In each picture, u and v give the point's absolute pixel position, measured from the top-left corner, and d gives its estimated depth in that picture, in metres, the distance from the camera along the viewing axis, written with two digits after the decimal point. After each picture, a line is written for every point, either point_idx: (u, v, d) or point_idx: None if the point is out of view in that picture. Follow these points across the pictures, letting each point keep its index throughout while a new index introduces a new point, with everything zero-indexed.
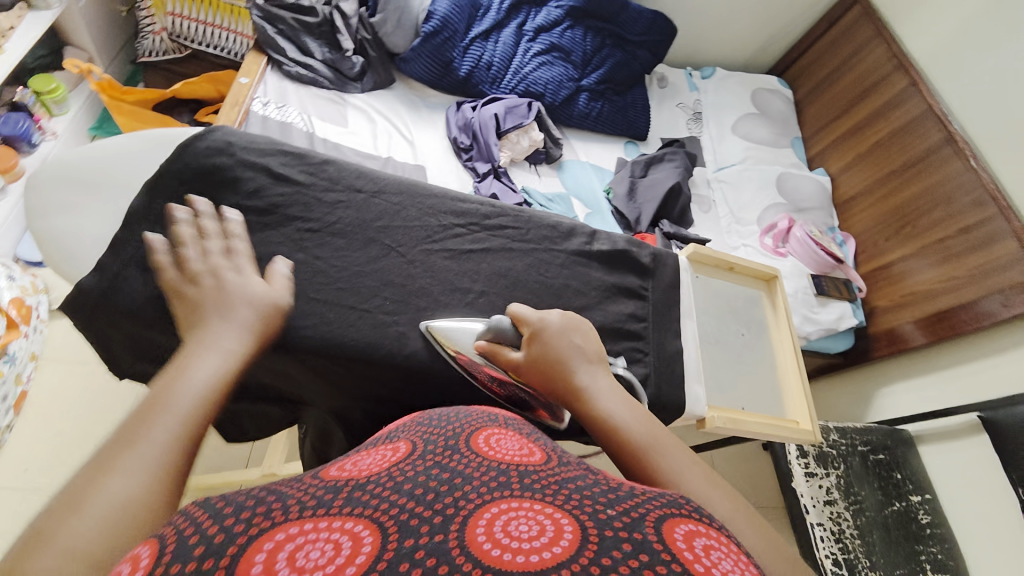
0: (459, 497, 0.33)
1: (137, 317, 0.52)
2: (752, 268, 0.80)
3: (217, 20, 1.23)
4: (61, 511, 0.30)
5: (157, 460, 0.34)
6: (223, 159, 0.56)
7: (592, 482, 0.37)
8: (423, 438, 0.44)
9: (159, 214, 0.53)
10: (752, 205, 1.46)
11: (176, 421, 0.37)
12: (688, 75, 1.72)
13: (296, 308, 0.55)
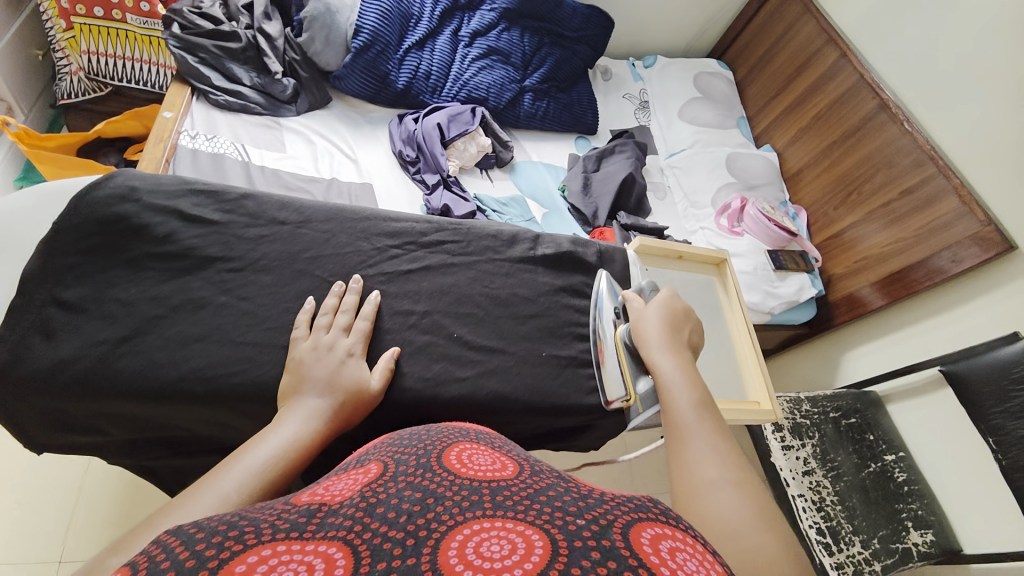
0: (431, 518, 0.31)
1: (47, 386, 0.48)
2: (699, 254, 0.81)
3: (136, 54, 1.17)
4: (191, 489, 0.38)
5: (262, 466, 0.41)
6: (128, 206, 0.53)
7: (564, 490, 0.36)
8: (394, 457, 0.40)
9: (57, 273, 0.50)
10: (704, 187, 1.47)
11: (285, 441, 0.44)
12: (631, 66, 1.74)
13: (224, 355, 0.52)
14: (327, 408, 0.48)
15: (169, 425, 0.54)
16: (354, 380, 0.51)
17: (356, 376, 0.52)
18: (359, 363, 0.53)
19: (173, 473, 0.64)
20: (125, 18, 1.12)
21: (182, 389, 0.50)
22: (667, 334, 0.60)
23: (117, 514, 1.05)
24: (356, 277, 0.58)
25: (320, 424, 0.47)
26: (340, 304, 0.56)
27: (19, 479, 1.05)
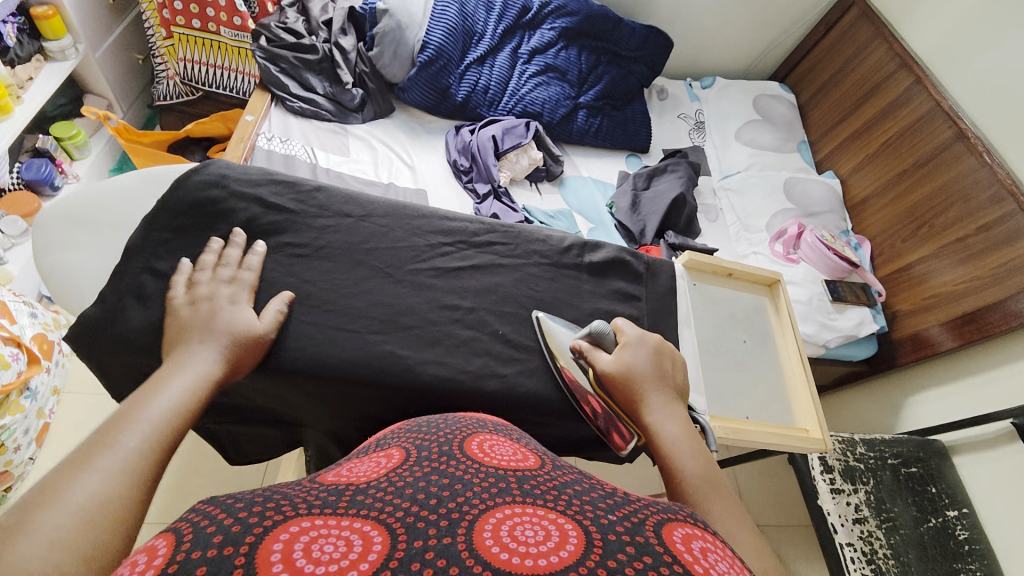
0: (463, 501, 0.34)
1: (134, 346, 0.53)
2: (751, 274, 0.76)
3: (226, 63, 1.29)
4: (117, 423, 0.41)
5: (186, 397, 0.45)
6: (217, 191, 0.58)
7: (588, 485, 0.39)
8: (416, 445, 0.43)
9: (154, 244, 0.55)
10: (760, 211, 1.42)
11: (201, 366, 0.47)
12: (688, 86, 1.73)
13: (284, 330, 0.55)
14: (217, 352, 0.49)
15: (231, 394, 0.57)
16: (241, 326, 0.51)
17: (241, 321, 0.51)
18: (247, 308, 0.53)
19: (228, 443, 0.68)
20: (219, 31, 1.24)
21: None
22: (658, 374, 0.55)
23: (173, 477, 1.07)
24: (238, 231, 0.57)
25: (212, 372, 0.48)
26: (227, 260, 0.55)
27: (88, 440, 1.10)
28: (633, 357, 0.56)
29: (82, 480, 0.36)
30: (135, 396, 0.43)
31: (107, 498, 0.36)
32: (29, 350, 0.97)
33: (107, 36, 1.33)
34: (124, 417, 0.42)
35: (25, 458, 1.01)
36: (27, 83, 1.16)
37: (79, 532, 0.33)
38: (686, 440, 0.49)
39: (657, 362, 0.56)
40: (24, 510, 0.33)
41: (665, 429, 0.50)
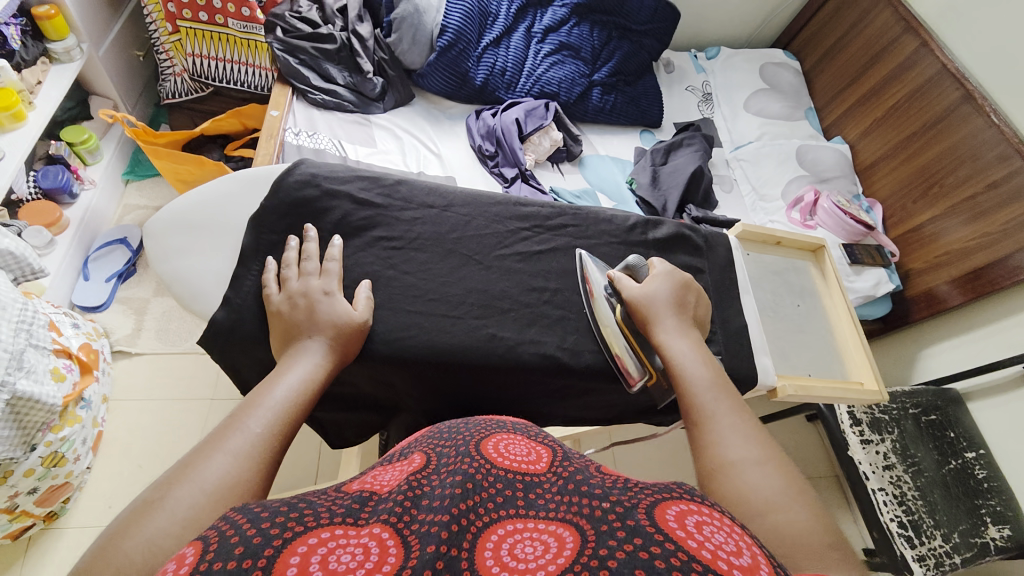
0: (471, 511, 0.35)
1: (264, 344, 0.54)
2: (798, 241, 0.81)
3: (235, 56, 1.25)
4: (245, 408, 0.43)
5: (302, 385, 0.46)
6: (312, 190, 0.59)
7: (597, 478, 0.40)
8: (436, 450, 0.43)
9: (269, 244, 0.57)
10: (774, 180, 1.46)
11: (317, 354, 0.49)
12: (694, 57, 1.74)
13: (395, 321, 0.57)
14: (325, 345, 0.50)
15: (342, 386, 0.60)
16: (340, 315, 0.52)
17: (340, 311, 0.52)
18: (339, 297, 0.53)
19: (328, 433, 0.71)
20: (227, 23, 1.20)
21: (366, 351, 0.56)
22: (677, 305, 0.60)
23: None
24: (311, 227, 0.57)
25: (326, 362, 0.49)
26: (308, 252, 0.55)
27: (143, 445, 1.10)
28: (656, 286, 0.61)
29: (212, 461, 0.37)
30: (262, 383, 0.45)
31: (234, 481, 0.37)
32: (79, 360, 0.96)
33: (107, 33, 1.27)
34: (251, 402, 0.43)
35: (83, 466, 1.01)
36: (38, 86, 1.11)
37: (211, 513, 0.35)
38: (695, 356, 0.55)
39: (683, 295, 0.61)
40: (165, 487, 0.35)
41: (674, 347, 0.56)
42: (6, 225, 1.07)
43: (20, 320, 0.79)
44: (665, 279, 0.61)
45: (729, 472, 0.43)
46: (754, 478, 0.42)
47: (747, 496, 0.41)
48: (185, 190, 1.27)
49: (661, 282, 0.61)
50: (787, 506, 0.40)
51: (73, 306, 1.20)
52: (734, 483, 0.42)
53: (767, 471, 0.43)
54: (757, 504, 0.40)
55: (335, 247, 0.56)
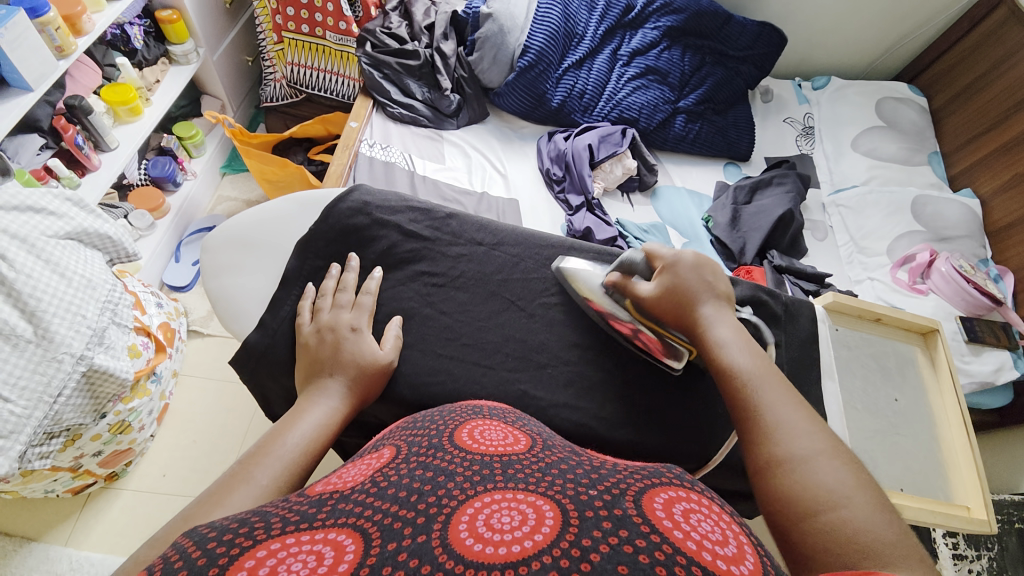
0: (442, 494, 0.31)
1: (289, 372, 0.56)
2: (904, 320, 0.71)
3: (330, 66, 1.32)
4: (254, 457, 0.42)
5: (314, 430, 0.45)
6: (362, 219, 0.61)
7: (575, 463, 0.37)
8: (407, 441, 0.40)
9: (309, 272, 0.59)
10: (878, 233, 1.28)
11: (337, 396, 0.49)
12: (797, 87, 1.58)
13: (426, 364, 0.57)
14: (344, 387, 0.49)
15: (366, 418, 0.60)
16: (366, 355, 0.52)
17: (365, 350, 0.52)
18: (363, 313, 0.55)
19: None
20: (325, 35, 1.27)
21: (392, 392, 0.56)
22: (706, 289, 0.52)
23: None
24: (354, 256, 0.59)
25: (342, 404, 0.48)
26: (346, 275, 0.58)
27: (199, 423, 1.18)
28: (677, 272, 0.52)
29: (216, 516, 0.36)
30: (275, 429, 0.44)
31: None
32: (156, 339, 1.03)
33: (223, 39, 1.39)
34: (261, 450, 0.42)
35: (147, 434, 1.09)
36: (156, 85, 1.24)
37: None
38: (746, 352, 0.48)
39: (704, 275, 0.52)
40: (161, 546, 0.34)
41: (723, 343, 0.49)
42: (115, 207, 1.21)
43: (108, 300, 0.87)
44: (680, 264, 0.53)
45: (819, 508, 0.38)
46: (848, 509, 0.37)
47: (812, 494, 0.39)
48: (269, 189, 1.35)
49: (682, 265, 0.52)
50: (866, 502, 0.38)
51: (163, 284, 1.33)
52: (823, 518, 0.38)
53: (857, 496, 0.38)
54: (856, 544, 0.35)
55: (374, 280, 0.58)
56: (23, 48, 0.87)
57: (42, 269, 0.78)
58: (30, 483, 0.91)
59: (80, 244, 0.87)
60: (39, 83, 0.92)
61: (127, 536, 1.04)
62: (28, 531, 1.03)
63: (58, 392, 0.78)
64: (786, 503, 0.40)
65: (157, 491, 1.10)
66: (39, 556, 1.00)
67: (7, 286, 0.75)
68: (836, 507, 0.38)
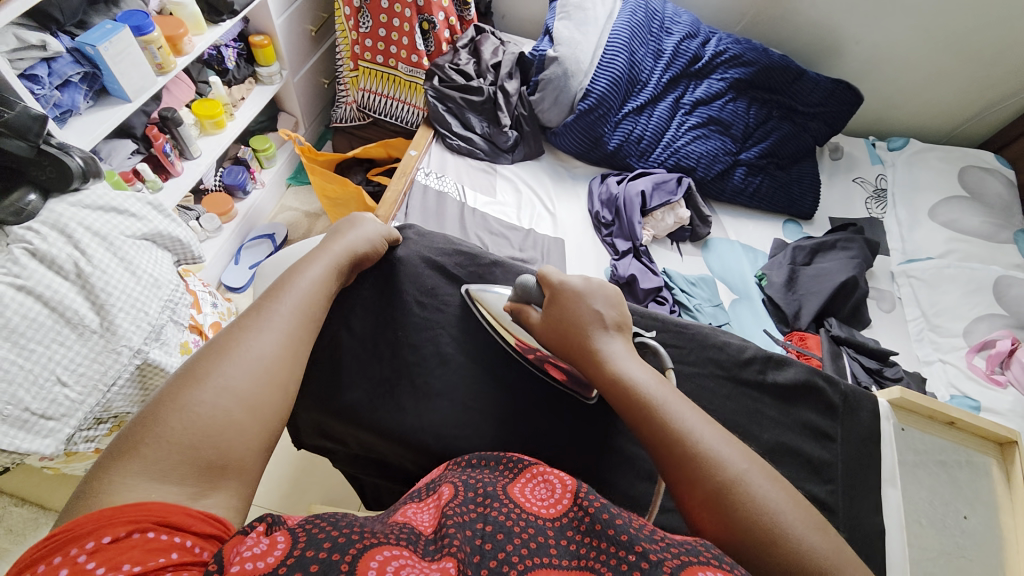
0: (503, 561, 0.37)
1: (321, 407, 0.58)
2: (982, 429, 0.64)
3: (398, 94, 1.38)
4: (268, 299, 0.52)
5: (318, 287, 0.55)
6: (410, 260, 0.66)
7: (622, 514, 0.41)
8: (462, 481, 0.46)
9: (352, 307, 0.62)
10: (953, 312, 1.17)
11: (335, 260, 0.57)
12: (871, 146, 1.50)
13: (454, 415, 0.58)
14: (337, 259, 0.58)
15: (389, 456, 0.60)
16: (359, 240, 0.61)
17: (355, 236, 0.61)
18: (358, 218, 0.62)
19: (369, 489, 0.70)
20: (397, 66, 1.34)
21: (418, 439, 0.57)
22: (594, 318, 0.53)
23: (288, 484, 1.11)
24: None
25: (337, 271, 0.57)
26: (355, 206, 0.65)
27: None
28: (563, 301, 0.54)
29: (247, 346, 0.47)
30: (281, 282, 0.53)
31: (267, 365, 0.47)
32: (207, 338, 1.08)
33: (305, 63, 1.50)
34: (273, 294, 0.52)
35: None
36: (241, 101, 1.34)
37: (245, 390, 0.44)
38: (656, 384, 0.48)
39: (595, 303, 0.54)
40: (204, 362, 0.45)
41: (641, 382, 0.48)
42: (190, 210, 1.32)
43: (170, 299, 0.93)
44: (569, 292, 0.55)
45: (771, 544, 0.39)
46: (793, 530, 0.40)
47: (766, 530, 0.40)
48: (327, 205, 1.40)
49: (568, 294, 0.55)
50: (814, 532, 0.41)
51: (221, 284, 1.41)
52: (768, 543, 0.40)
53: (792, 515, 0.41)
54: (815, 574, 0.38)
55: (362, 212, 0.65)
56: (125, 62, 0.97)
57: (116, 265, 0.84)
58: (72, 462, 0.96)
59: (154, 244, 0.94)
60: (137, 96, 1.02)
61: None
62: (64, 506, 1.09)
63: (111, 382, 0.83)
64: (747, 545, 0.40)
65: None
66: None
67: (83, 279, 0.81)
68: (784, 542, 0.39)
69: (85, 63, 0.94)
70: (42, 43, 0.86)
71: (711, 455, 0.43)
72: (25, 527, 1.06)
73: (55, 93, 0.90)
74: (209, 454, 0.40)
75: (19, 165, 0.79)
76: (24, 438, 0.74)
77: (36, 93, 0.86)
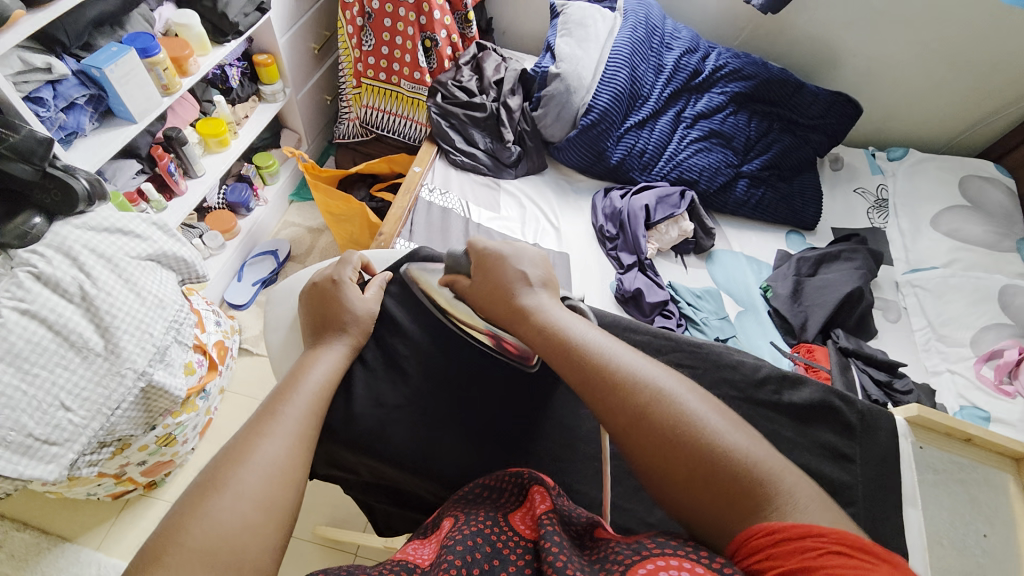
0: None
1: (331, 438, 0.57)
2: (998, 444, 0.63)
3: (401, 111, 1.39)
4: (282, 393, 0.51)
5: (328, 372, 0.54)
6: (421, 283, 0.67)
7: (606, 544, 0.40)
8: (464, 513, 0.46)
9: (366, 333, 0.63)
10: (960, 322, 1.17)
11: (344, 341, 0.58)
12: (871, 156, 1.51)
13: (469, 442, 0.57)
14: (344, 341, 0.58)
15: (403, 484, 0.59)
16: (360, 309, 0.60)
17: (352, 299, 0.60)
18: (349, 285, 0.61)
19: (380, 517, 0.69)
20: (400, 83, 1.35)
21: (433, 467, 0.56)
22: (518, 276, 0.57)
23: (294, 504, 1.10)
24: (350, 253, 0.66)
25: (343, 355, 0.57)
26: (348, 261, 0.64)
27: None
28: (488, 262, 0.58)
29: (261, 447, 0.45)
30: (292, 375, 0.53)
31: (285, 465, 0.45)
32: (210, 357, 1.07)
33: (308, 80, 1.51)
34: (286, 387, 0.52)
35: (189, 448, 1.12)
36: (244, 120, 1.35)
37: (264, 491, 0.43)
38: (582, 329, 0.51)
39: (522, 264, 0.58)
40: (219, 470, 0.43)
41: (567, 328, 0.51)
42: (193, 228, 1.32)
43: (174, 319, 0.92)
44: (490, 251, 0.58)
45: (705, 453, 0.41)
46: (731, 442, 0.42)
47: (699, 442, 0.42)
48: (330, 220, 1.39)
49: (491, 254, 0.58)
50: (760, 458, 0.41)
51: (224, 302, 1.40)
52: (705, 458, 0.41)
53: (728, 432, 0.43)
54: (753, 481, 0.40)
55: (350, 264, 0.64)
56: (131, 84, 0.97)
57: (120, 287, 0.84)
58: (76, 486, 0.95)
59: (159, 264, 0.93)
60: (142, 116, 1.03)
61: None
62: (65, 531, 1.07)
63: (116, 405, 0.82)
64: (684, 461, 0.42)
65: None
66: (70, 557, 1.04)
67: (87, 301, 0.80)
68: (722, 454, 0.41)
69: (91, 85, 0.94)
70: (47, 66, 0.86)
71: (635, 381, 0.46)
72: (26, 552, 1.04)
73: (61, 116, 0.90)
74: (229, 559, 0.39)
75: (25, 187, 0.80)
76: (26, 464, 0.73)
77: (41, 116, 0.86)
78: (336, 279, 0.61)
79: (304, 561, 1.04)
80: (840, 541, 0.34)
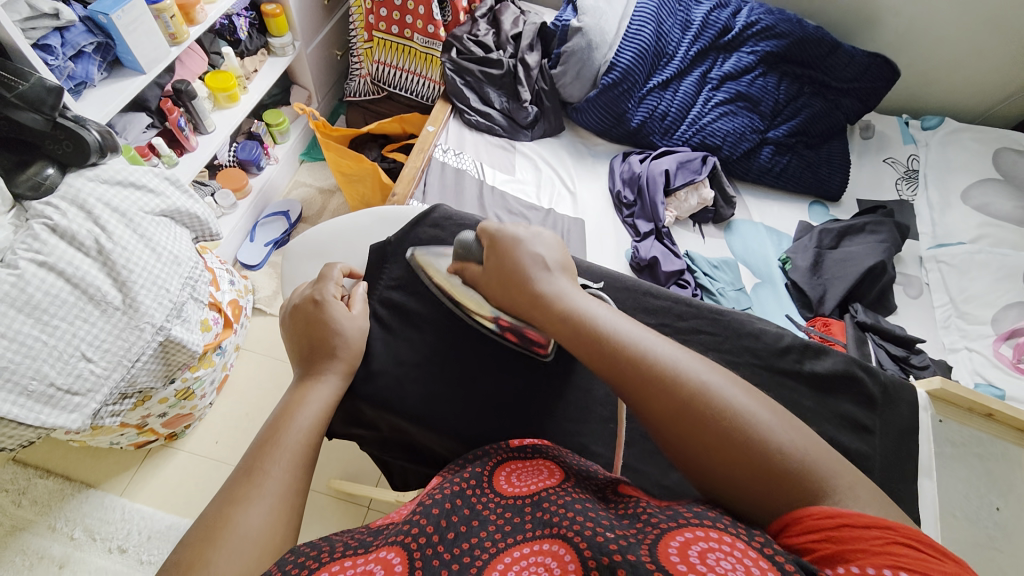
0: (475, 546, 0.37)
1: (349, 395, 0.58)
2: (1020, 421, 0.63)
3: (414, 67, 1.34)
4: (266, 442, 0.46)
5: (319, 407, 0.50)
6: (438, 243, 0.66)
7: (599, 506, 0.41)
8: (448, 475, 0.46)
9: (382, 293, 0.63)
10: (983, 299, 1.14)
11: (337, 373, 0.54)
12: (904, 124, 1.44)
13: (486, 402, 0.58)
14: (336, 367, 0.54)
15: (422, 443, 0.59)
16: (350, 329, 0.57)
17: (340, 317, 0.56)
18: (335, 302, 0.57)
19: (395, 472, 0.71)
20: (413, 37, 1.29)
21: (450, 425, 0.57)
22: (535, 259, 0.53)
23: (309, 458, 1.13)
24: (332, 265, 0.62)
25: (337, 386, 0.53)
26: (328, 277, 0.60)
27: (252, 398, 1.24)
28: (501, 246, 0.55)
29: (249, 507, 0.40)
30: (278, 419, 0.48)
31: (277, 522, 0.41)
32: (226, 316, 1.08)
33: (318, 33, 1.45)
34: (272, 434, 0.46)
35: (206, 403, 1.15)
36: (253, 74, 1.31)
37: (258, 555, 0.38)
38: (608, 315, 0.49)
39: (536, 247, 0.55)
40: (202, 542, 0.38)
41: (592, 315, 0.49)
42: (204, 186, 1.31)
43: (190, 277, 0.92)
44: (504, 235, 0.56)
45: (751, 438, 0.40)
46: (779, 441, 0.40)
47: (744, 429, 0.40)
48: (341, 181, 1.36)
49: (505, 237, 0.55)
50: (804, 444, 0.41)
51: (236, 261, 1.40)
52: (751, 444, 0.40)
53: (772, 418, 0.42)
54: (803, 465, 0.39)
55: (334, 278, 0.60)
56: (138, 32, 0.94)
57: (136, 243, 0.84)
58: (99, 435, 0.99)
59: (172, 221, 0.93)
60: (151, 67, 1.00)
61: (178, 496, 1.12)
62: (89, 478, 1.12)
63: (136, 358, 0.84)
64: (729, 448, 0.40)
65: (207, 456, 1.16)
66: (95, 502, 1.09)
67: (104, 256, 0.80)
68: (767, 439, 0.40)
69: (98, 33, 0.91)
70: (55, 11, 0.83)
71: (669, 371, 0.44)
72: (51, 497, 1.09)
73: (69, 65, 0.87)
74: None
75: (36, 138, 0.79)
76: (49, 413, 0.75)
77: (49, 64, 0.84)
78: (319, 299, 0.56)
79: (318, 510, 1.08)
80: (907, 536, 0.34)
